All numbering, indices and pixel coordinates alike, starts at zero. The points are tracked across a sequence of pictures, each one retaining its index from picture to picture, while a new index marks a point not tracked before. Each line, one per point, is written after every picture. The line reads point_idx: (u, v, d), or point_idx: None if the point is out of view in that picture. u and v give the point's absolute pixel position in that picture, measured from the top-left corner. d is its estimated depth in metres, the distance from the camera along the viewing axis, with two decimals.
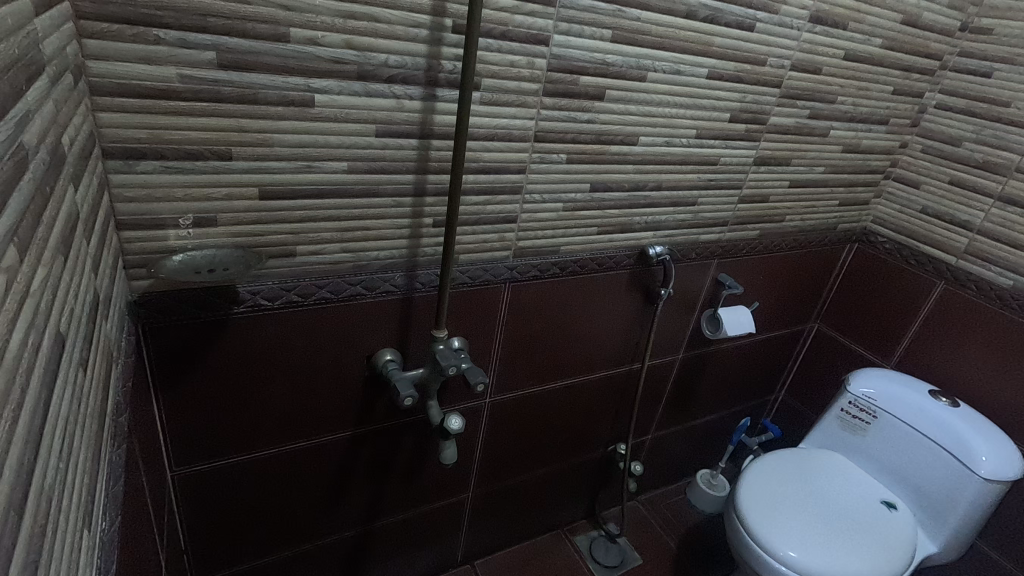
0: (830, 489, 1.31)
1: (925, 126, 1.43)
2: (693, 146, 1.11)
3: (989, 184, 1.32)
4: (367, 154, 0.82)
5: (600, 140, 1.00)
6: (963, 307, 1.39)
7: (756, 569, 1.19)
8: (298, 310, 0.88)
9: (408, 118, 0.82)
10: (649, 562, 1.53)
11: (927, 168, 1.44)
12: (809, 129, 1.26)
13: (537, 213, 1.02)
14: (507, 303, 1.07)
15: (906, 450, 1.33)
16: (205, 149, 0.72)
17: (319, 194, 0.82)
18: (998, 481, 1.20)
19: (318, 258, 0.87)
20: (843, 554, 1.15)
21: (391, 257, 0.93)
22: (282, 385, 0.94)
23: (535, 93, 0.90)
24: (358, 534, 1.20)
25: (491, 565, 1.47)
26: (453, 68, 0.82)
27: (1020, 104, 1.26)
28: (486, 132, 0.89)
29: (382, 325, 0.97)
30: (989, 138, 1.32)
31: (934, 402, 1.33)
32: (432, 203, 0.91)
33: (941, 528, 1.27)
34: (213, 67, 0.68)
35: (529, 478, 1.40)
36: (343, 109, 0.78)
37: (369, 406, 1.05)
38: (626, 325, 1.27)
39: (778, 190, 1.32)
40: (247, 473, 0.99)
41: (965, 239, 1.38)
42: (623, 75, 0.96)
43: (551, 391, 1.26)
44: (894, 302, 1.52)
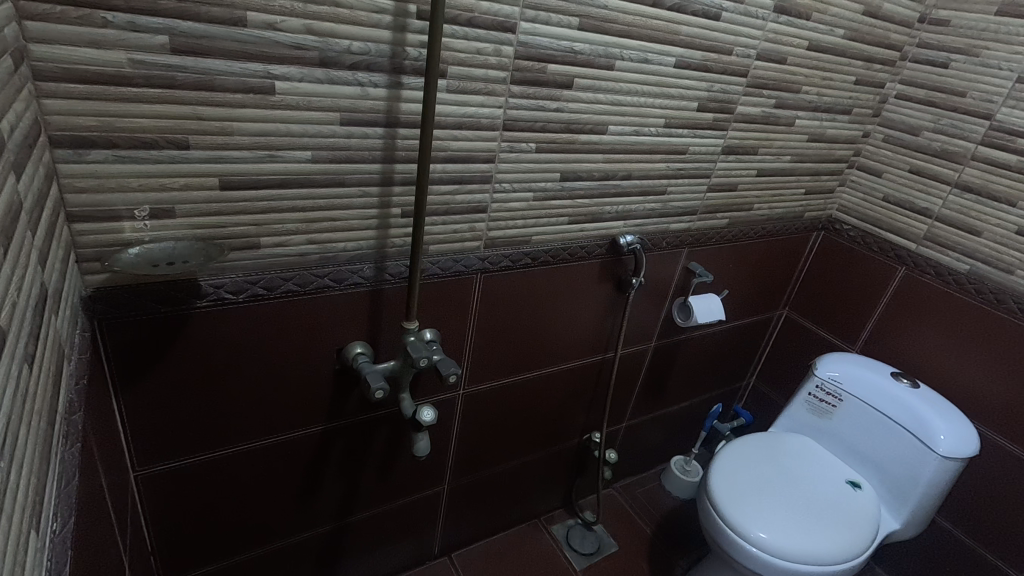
0: (798, 471, 1.34)
1: (886, 117, 1.47)
2: (661, 135, 1.12)
3: (946, 172, 1.37)
4: (331, 142, 0.80)
5: (569, 129, 1.00)
6: (923, 292, 1.43)
7: (728, 551, 1.22)
8: (263, 303, 0.87)
9: (373, 106, 0.81)
10: (625, 548, 1.55)
11: (888, 157, 1.48)
12: (775, 119, 1.28)
13: (508, 202, 1.01)
14: (479, 293, 1.07)
15: (870, 431, 1.37)
16: (160, 137, 0.69)
17: (281, 184, 0.80)
18: (956, 458, 1.25)
19: (283, 251, 0.85)
20: (812, 533, 1.18)
21: (359, 249, 0.91)
22: (250, 381, 0.92)
23: (503, 81, 0.89)
24: (332, 530, 1.19)
25: (468, 556, 1.47)
26: (419, 55, 0.80)
27: (976, 94, 1.30)
28: (454, 121, 0.88)
29: (352, 317, 0.96)
30: (946, 127, 1.36)
31: (896, 384, 1.37)
32: (399, 192, 0.90)
33: (903, 506, 1.32)
34: (167, 52, 0.65)
35: (505, 469, 1.40)
36: (306, 97, 0.76)
37: (340, 399, 1.03)
38: (599, 314, 1.28)
39: (746, 179, 1.34)
40: (213, 471, 0.97)
41: (924, 225, 1.42)
42: (591, 63, 0.95)
43: (525, 381, 1.26)
44: (858, 288, 1.56)
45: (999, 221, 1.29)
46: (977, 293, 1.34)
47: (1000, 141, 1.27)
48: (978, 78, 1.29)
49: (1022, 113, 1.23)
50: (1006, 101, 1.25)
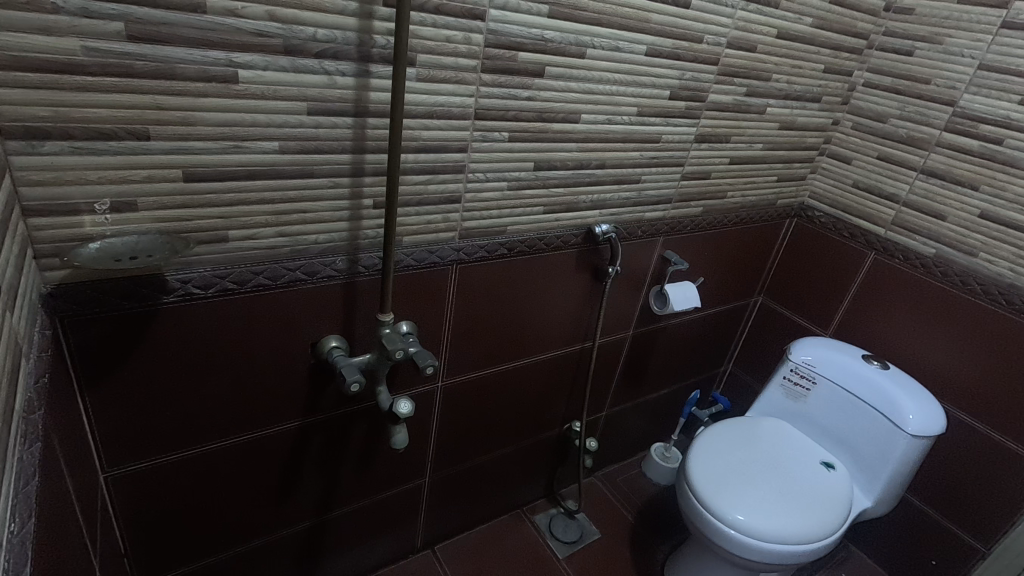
0: (774, 454, 1.37)
1: (855, 104, 1.50)
2: (634, 124, 1.13)
3: (913, 158, 1.40)
4: (299, 133, 0.79)
5: (542, 118, 1.00)
6: (892, 276, 1.47)
7: (706, 534, 1.24)
8: (233, 298, 0.85)
9: (342, 95, 0.80)
10: (607, 535, 1.57)
11: (857, 144, 1.51)
12: (746, 107, 1.29)
13: (482, 192, 1.01)
14: (455, 285, 1.07)
15: (843, 412, 1.41)
16: (119, 127, 0.67)
17: (248, 175, 0.78)
18: (924, 437, 1.28)
19: (252, 244, 0.83)
20: (788, 514, 1.21)
21: (330, 241, 0.90)
22: (222, 377, 0.91)
23: (474, 70, 0.88)
24: (312, 526, 1.18)
25: (451, 548, 1.47)
26: (387, 43, 0.79)
27: (940, 81, 1.32)
28: (424, 110, 0.87)
29: (325, 310, 0.95)
30: (912, 114, 1.38)
31: (867, 366, 1.40)
32: (371, 183, 0.89)
33: (875, 484, 1.35)
34: (123, 40, 0.63)
35: (486, 460, 1.40)
36: (272, 86, 0.74)
37: (316, 394, 1.02)
38: (577, 303, 1.28)
39: (719, 167, 1.35)
40: (187, 470, 0.95)
41: (892, 211, 1.45)
42: (562, 51, 0.95)
43: (504, 371, 1.27)
44: (830, 273, 1.59)
45: (963, 205, 1.32)
46: (942, 275, 1.37)
47: (963, 126, 1.30)
48: (942, 65, 1.32)
49: (984, 99, 1.26)
50: (969, 87, 1.28)
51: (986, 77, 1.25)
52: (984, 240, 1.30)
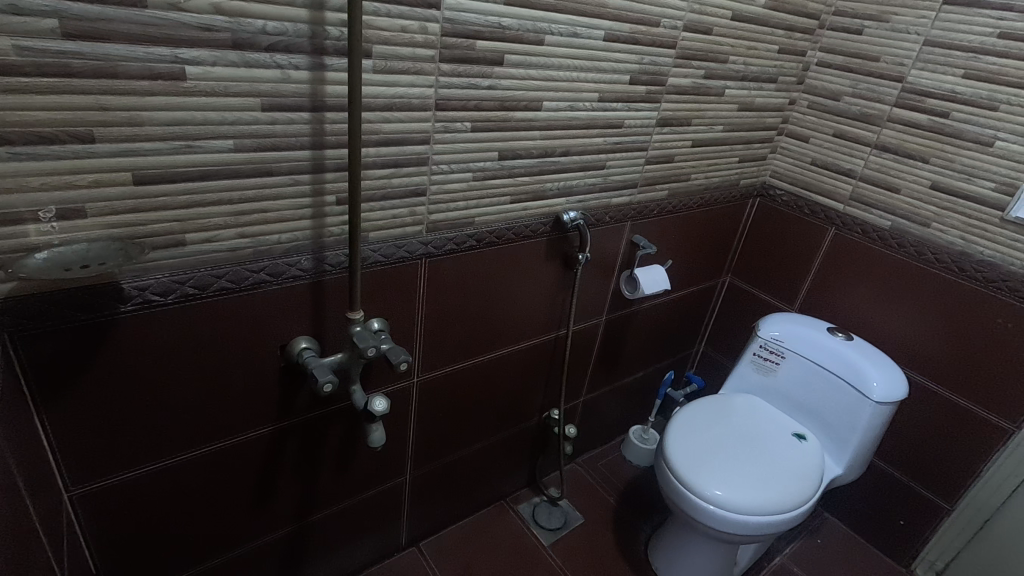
0: (747, 428, 1.40)
1: (810, 84, 1.53)
2: (597, 110, 1.13)
3: (866, 134, 1.44)
4: (254, 130, 0.77)
5: (504, 107, 0.99)
6: (852, 249, 1.51)
7: (687, 511, 1.26)
8: (195, 304, 0.82)
9: (297, 90, 0.78)
10: (590, 519, 1.59)
11: (813, 123, 1.54)
12: (705, 90, 1.31)
13: (447, 183, 1.00)
14: (425, 279, 1.06)
15: (811, 384, 1.45)
16: (59, 130, 0.64)
17: (203, 176, 0.76)
18: (888, 403, 1.33)
19: (212, 246, 0.81)
20: (764, 486, 1.24)
21: (294, 240, 0.88)
22: (191, 386, 0.88)
23: (432, 60, 0.87)
24: (292, 531, 1.16)
25: (436, 543, 1.47)
26: (340, 35, 0.77)
27: (888, 58, 1.36)
28: (383, 103, 0.86)
29: (293, 312, 0.93)
30: (864, 91, 1.42)
31: (832, 338, 1.44)
32: (332, 178, 0.87)
33: (844, 452, 1.39)
34: (58, 37, 0.61)
35: (466, 454, 1.40)
36: (222, 82, 0.72)
37: (289, 397, 1.00)
38: (549, 293, 1.29)
39: (682, 150, 1.37)
40: (157, 483, 0.92)
41: (850, 186, 1.49)
42: (520, 39, 0.95)
43: (479, 364, 1.26)
44: (793, 250, 1.63)
45: (915, 177, 1.37)
46: (899, 247, 1.42)
47: (911, 101, 1.34)
48: (889, 42, 1.36)
49: (930, 74, 1.30)
50: (915, 63, 1.32)
51: (931, 52, 1.29)
52: (936, 211, 1.35)
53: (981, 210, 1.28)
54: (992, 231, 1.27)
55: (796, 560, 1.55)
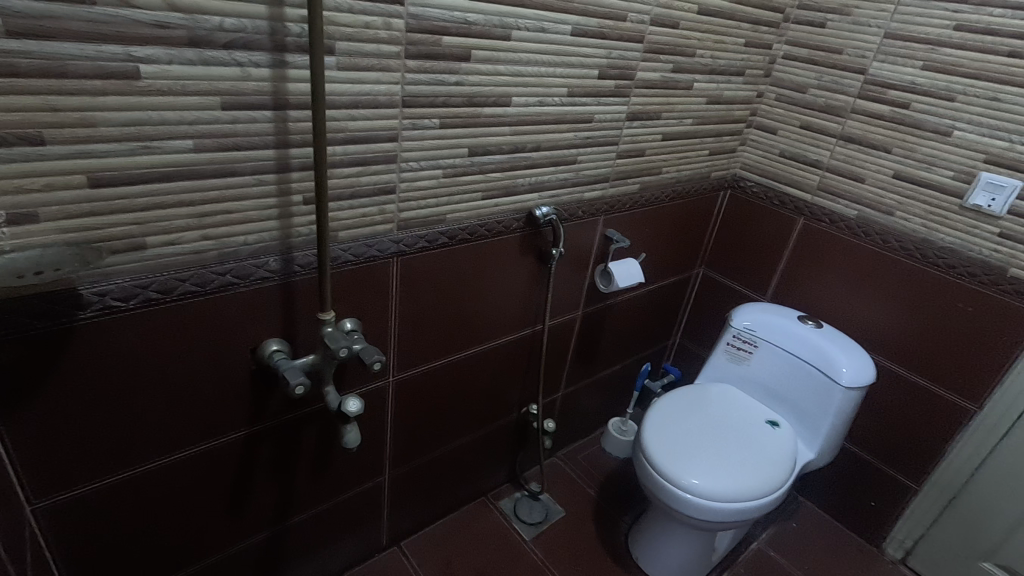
0: (722, 417, 1.42)
1: (777, 76, 1.55)
2: (566, 105, 1.13)
3: (832, 125, 1.46)
4: (215, 130, 0.75)
5: (472, 103, 0.99)
6: (820, 239, 1.54)
7: (665, 501, 1.28)
8: (158, 308, 0.80)
9: (258, 88, 0.76)
10: (571, 512, 1.60)
11: (780, 115, 1.57)
12: (674, 83, 1.32)
13: (417, 180, 0.99)
14: (398, 277, 1.05)
15: (783, 371, 1.48)
16: (7, 133, 0.62)
17: (163, 177, 0.74)
18: (857, 388, 1.37)
19: (175, 249, 0.79)
20: (739, 474, 1.26)
21: (261, 241, 0.87)
22: (159, 392, 0.86)
23: (397, 56, 0.86)
24: (269, 537, 1.15)
25: (417, 542, 1.46)
26: (301, 31, 0.76)
27: (851, 51, 1.39)
28: (349, 100, 0.85)
29: (262, 315, 0.91)
30: (828, 83, 1.45)
31: (803, 326, 1.47)
32: (299, 178, 0.86)
33: (816, 437, 1.43)
34: (1, 36, 0.58)
35: (445, 452, 1.40)
36: (179, 81, 0.70)
37: (261, 401, 0.99)
38: (524, 288, 1.29)
39: (653, 144, 1.38)
40: (126, 494, 0.90)
41: (817, 176, 1.52)
42: (487, 34, 0.94)
43: (456, 362, 1.26)
44: (764, 240, 1.66)
45: (878, 167, 1.40)
46: (865, 235, 1.45)
47: (874, 93, 1.37)
48: (852, 35, 1.38)
49: (891, 66, 1.33)
50: (877, 56, 1.35)
51: (892, 45, 1.32)
52: (899, 199, 1.38)
53: (940, 198, 1.32)
54: (952, 218, 1.31)
55: (772, 544, 1.58)
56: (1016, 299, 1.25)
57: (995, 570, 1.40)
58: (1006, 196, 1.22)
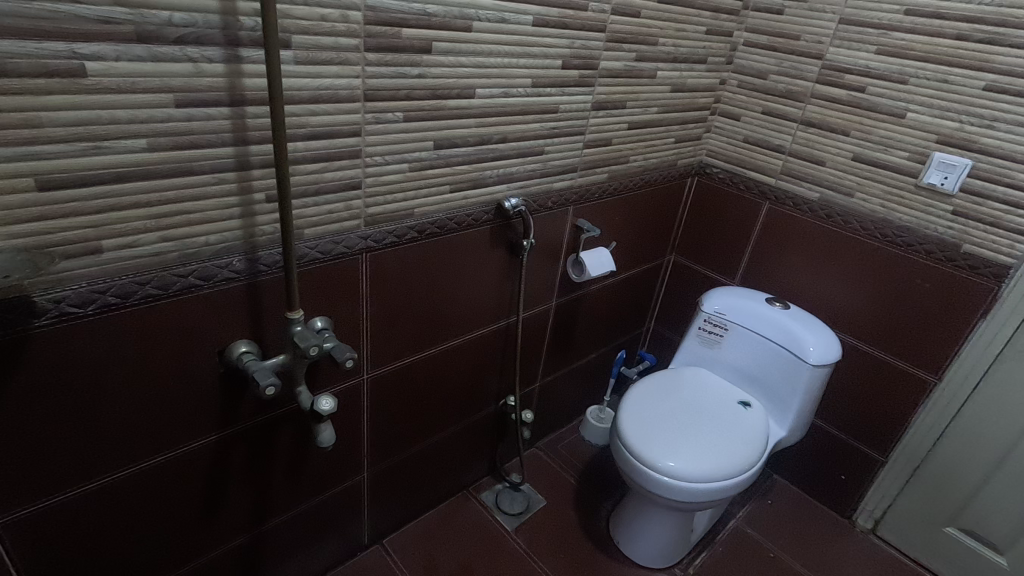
0: (696, 400, 1.45)
1: (738, 64, 1.58)
2: (531, 95, 1.13)
3: (792, 110, 1.49)
4: (168, 128, 0.73)
5: (436, 95, 0.98)
6: (784, 222, 1.58)
7: (643, 484, 1.30)
8: (119, 314, 0.78)
9: (212, 84, 0.74)
10: (553, 500, 1.61)
11: (743, 101, 1.59)
12: (638, 72, 1.33)
13: (382, 175, 0.98)
14: (368, 274, 1.04)
15: (753, 352, 1.51)
16: None
17: (117, 178, 0.72)
18: (823, 365, 1.41)
19: (133, 252, 0.77)
20: (713, 454, 1.29)
21: (224, 241, 0.85)
22: (123, 399, 0.84)
23: (356, 49, 0.85)
24: (247, 540, 1.14)
25: (399, 538, 1.46)
26: (255, 25, 0.74)
27: (808, 37, 1.42)
28: (309, 95, 0.83)
29: (229, 316, 0.90)
30: (788, 69, 1.48)
31: (771, 307, 1.51)
32: (260, 175, 0.84)
33: (786, 415, 1.46)
34: None
35: (424, 447, 1.40)
36: (128, 78, 0.68)
37: (231, 404, 0.97)
38: (496, 281, 1.29)
39: (619, 133, 1.39)
40: (94, 504, 0.88)
41: (780, 161, 1.55)
42: (447, 25, 0.94)
43: (430, 356, 1.26)
44: (731, 226, 1.69)
45: (838, 150, 1.44)
46: (827, 217, 1.49)
47: (831, 78, 1.40)
48: (808, 21, 1.41)
49: (846, 51, 1.37)
50: (833, 41, 1.38)
51: (847, 30, 1.36)
52: (858, 181, 1.42)
53: (897, 178, 1.36)
54: (908, 197, 1.35)
55: (748, 521, 1.62)
56: (970, 273, 1.30)
57: (959, 533, 1.46)
58: (957, 174, 1.26)
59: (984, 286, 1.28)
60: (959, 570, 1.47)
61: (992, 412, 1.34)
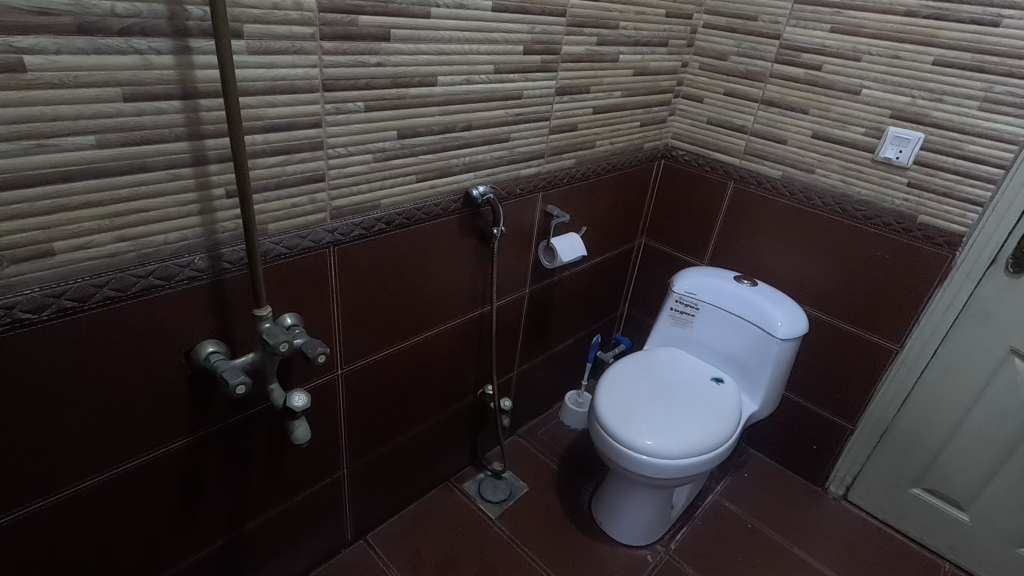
0: (671, 379, 1.48)
1: (699, 46, 1.60)
2: (493, 82, 1.13)
3: (753, 91, 1.52)
4: (117, 123, 0.71)
5: (397, 84, 0.97)
6: (750, 201, 1.60)
7: (622, 464, 1.32)
8: (76, 318, 0.76)
9: (162, 77, 0.72)
10: (535, 486, 1.63)
11: (705, 83, 1.61)
12: (600, 56, 1.34)
13: (346, 167, 0.97)
14: (336, 268, 1.03)
15: (724, 330, 1.54)
16: None
17: (65, 177, 0.69)
18: (791, 339, 1.45)
19: (87, 254, 0.74)
20: (689, 430, 1.31)
21: (183, 239, 0.83)
22: (86, 406, 0.82)
23: (312, 38, 0.83)
24: (226, 543, 1.12)
25: (383, 533, 1.46)
26: (204, 15, 0.72)
27: (766, 17, 1.45)
28: (265, 86, 0.82)
29: (193, 316, 0.88)
30: (747, 50, 1.50)
31: (739, 285, 1.54)
32: (217, 170, 0.82)
33: (758, 389, 1.50)
34: None
35: (403, 440, 1.39)
36: (72, 72, 0.66)
37: (202, 406, 0.95)
38: (469, 270, 1.29)
39: (584, 118, 1.40)
40: (62, 515, 0.86)
41: (743, 141, 1.58)
42: (406, 12, 0.92)
43: (405, 349, 1.25)
44: (698, 207, 1.72)
45: (798, 128, 1.47)
46: (790, 194, 1.52)
47: (789, 57, 1.43)
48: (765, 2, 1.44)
49: (803, 30, 1.39)
50: (789, 21, 1.41)
51: (802, 10, 1.38)
52: (818, 157, 1.46)
53: (855, 153, 1.39)
54: (866, 172, 1.39)
55: (726, 495, 1.66)
56: (926, 243, 1.35)
57: (924, 494, 1.53)
58: (911, 147, 1.30)
59: (940, 255, 1.33)
60: (926, 528, 1.54)
61: (951, 376, 1.40)
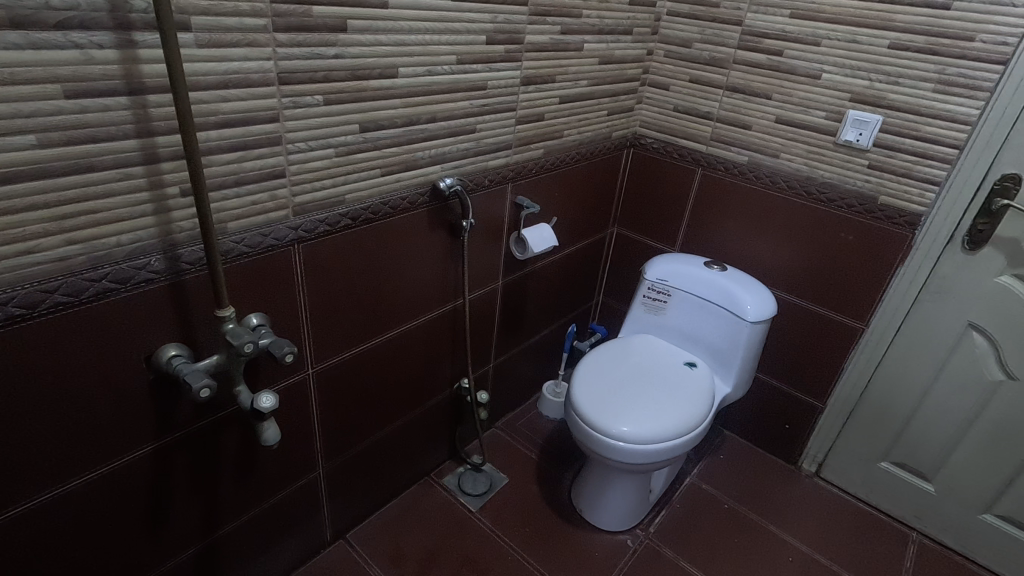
0: (645, 365, 1.49)
1: (663, 33, 1.60)
2: (456, 73, 1.11)
3: (717, 77, 1.53)
4: (60, 121, 0.68)
5: (355, 76, 0.95)
6: (718, 187, 1.62)
7: (599, 451, 1.33)
8: (27, 326, 0.73)
9: (106, 71, 0.69)
10: (515, 477, 1.63)
11: (670, 70, 1.62)
12: (564, 45, 1.33)
13: (308, 162, 0.95)
14: (302, 265, 1.01)
15: (696, 315, 1.56)
16: None
17: (4, 179, 0.66)
18: (761, 321, 1.47)
19: (34, 258, 0.72)
20: (664, 415, 1.33)
21: (138, 240, 0.80)
22: (43, 416, 0.79)
23: (265, 30, 0.81)
24: (199, 550, 1.10)
25: (363, 531, 1.45)
26: (147, 6, 0.70)
27: (727, 4, 1.46)
28: (218, 80, 0.79)
29: (153, 319, 0.85)
30: (711, 37, 1.51)
31: (710, 270, 1.56)
32: (170, 169, 0.80)
33: (730, 372, 1.52)
34: None
35: (380, 438, 1.38)
36: (6, 69, 0.63)
37: (167, 411, 0.93)
38: (439, 264, 1.28)
39: (551, 107, 1.39)
40: (23, 529, 0.83)
41: (709, 128, 1.59)
42: (362, 3, 0.91)
43: (377, 345, 1.24)
44: (667, 194, 1.73)
45: (762, 113, 1.49)
46: (756, 178, 1.54)
47: (751, 43, 1.45)
48: None
49: (763, 16, 1.41)
50: (750, 8, 1.42)
51: None
52: (782, 142, 1.48)
53: (817, 137, 1.42)
54: (828, 155, 1.42)
55: (703, 477, 1.69)
56: (887, 223, 1.38)
57: (892, 466, 1.57)
58: (870, 129, 1.33)
59: (900, 234, 1.36)
60: (894, 499, 1.58)
61: (914, 351, 1.43)
